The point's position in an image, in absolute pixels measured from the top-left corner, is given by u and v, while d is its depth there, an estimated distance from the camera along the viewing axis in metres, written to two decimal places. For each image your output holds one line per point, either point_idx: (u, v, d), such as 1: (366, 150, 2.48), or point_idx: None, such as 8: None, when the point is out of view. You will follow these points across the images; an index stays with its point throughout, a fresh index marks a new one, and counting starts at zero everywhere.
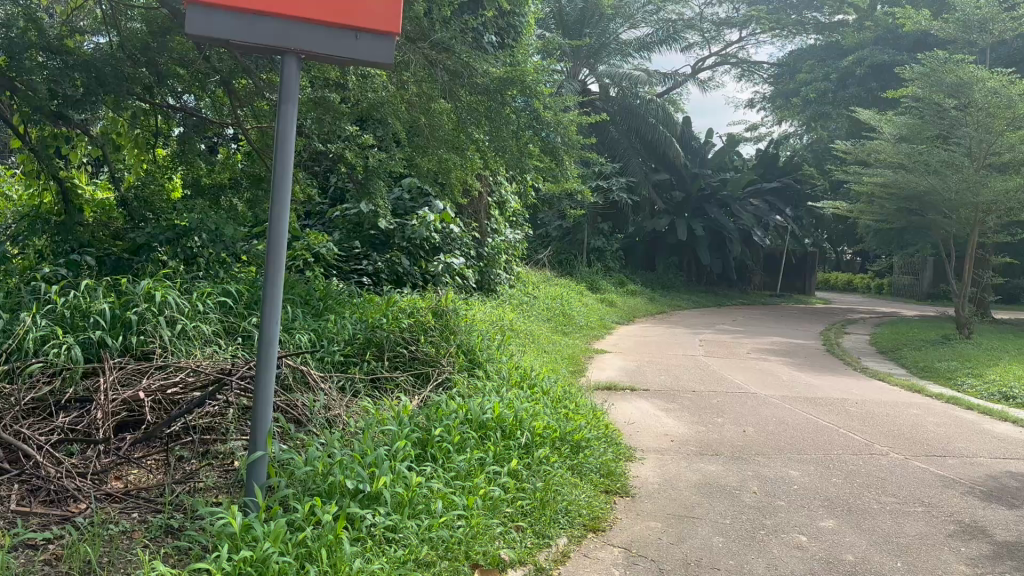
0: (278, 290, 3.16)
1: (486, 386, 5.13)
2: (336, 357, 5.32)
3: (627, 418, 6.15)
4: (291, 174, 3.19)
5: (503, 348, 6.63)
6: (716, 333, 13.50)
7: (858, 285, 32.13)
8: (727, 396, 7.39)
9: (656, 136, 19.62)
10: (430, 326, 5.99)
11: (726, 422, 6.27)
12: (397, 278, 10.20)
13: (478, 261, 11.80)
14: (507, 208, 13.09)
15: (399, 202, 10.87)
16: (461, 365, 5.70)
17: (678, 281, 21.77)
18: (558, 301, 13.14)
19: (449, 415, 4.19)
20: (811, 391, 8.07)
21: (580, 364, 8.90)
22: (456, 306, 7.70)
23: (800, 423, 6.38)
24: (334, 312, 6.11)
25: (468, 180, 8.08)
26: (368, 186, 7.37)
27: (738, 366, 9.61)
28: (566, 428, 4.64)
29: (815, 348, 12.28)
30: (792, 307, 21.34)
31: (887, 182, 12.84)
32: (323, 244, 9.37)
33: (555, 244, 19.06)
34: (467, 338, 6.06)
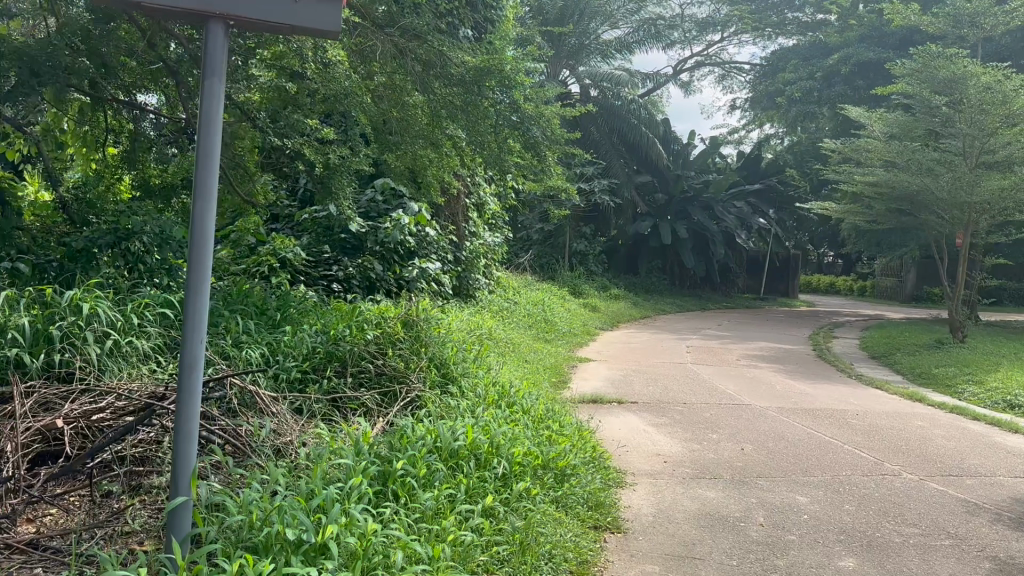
0: (204, 301, 2.62)
1: (460, 405, 4.60)
2: (293, 375, 4.77)
3: (615, 437, 5.65)
4: (218, 155, 2.62)
5: (480, 360, 6.09)
6: (703, 338, 13.04)
7: (841, 287, 31.84)
8: (720, 408, 6.90)
9: (638, 137, 19.16)
10: (399, 336, 5.44)
11: (722, 439, 5.78)
12: (369, 284, 9.69)
13: (455, 265, 11.28)
14: (486, 210, 12.55)
15: (371, 205, 10.33)
16: (433, 381, 5.16)
17: (662, 284, 21.36)
18: (539, 307, 12.62)
19: (415, 443, 3.66)
20: (810, 401, 7.59)
21: (563, 374, 8.40)
22: (430, 315, 7.16)
23: (802, 439, 5.90)
24: (293, 322, 5.56)
25: (444, 180, 7.54)
26: (328, 185, 6.57)
27: (729, 375, 9.13)
28: (548, 453, 4.12)
29: (805, 353, 11.84)
30: (778, 310, 20.97)
31: (878, 181, 12.46)
32: (290, 249, 8.96)
33: (536, 248, 18.59)
34: (441, 350, 5.51)
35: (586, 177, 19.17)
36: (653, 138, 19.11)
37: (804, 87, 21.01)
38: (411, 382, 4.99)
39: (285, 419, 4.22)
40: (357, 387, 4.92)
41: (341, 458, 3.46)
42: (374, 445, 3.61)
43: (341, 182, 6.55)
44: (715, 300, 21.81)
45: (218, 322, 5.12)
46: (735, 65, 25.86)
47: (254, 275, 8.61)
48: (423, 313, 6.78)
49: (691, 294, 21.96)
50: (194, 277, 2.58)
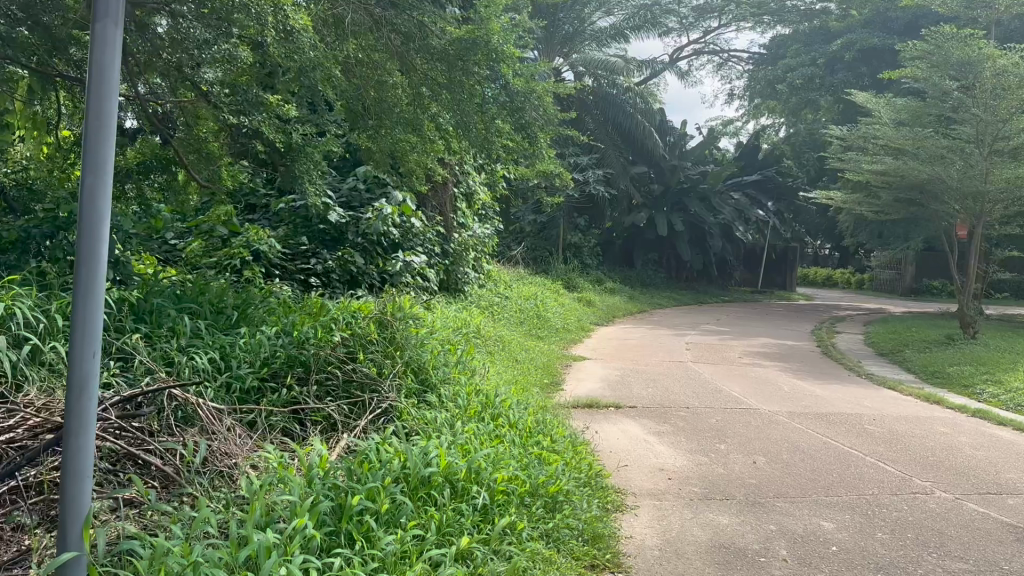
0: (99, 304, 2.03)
1: (436, 419, 4.03)
2: (247, 383, 4.20)
3: (613, 449, 5.09)
4: (116, 118, 2.02)
5: (464, 362, 5.52)
6: (702, 334, 12.48)
7: (838, 280, 31.32)
8: (726, 414, 6.34)
9: (633, 125, 18.56)
10: (372, 337, 4.86)
11: (732, 451, 5.23)
12: (351, 278, 9.10)
13: (443, 259, 10.65)
14: (476, 200, 11.93)
15: (353, 194, 9.72)
16: (408, 391, 4.59)
17: (657, 278, 20.80)
18: (532, 303, 12.02)
19: (378, 470, 3.08)
20: (822, 404, 7.04)
21: (557, 375, 7.83)
22: (411, 312, 6.59)
23: (819, 450, 5.34)
24: (254, 321, 4.96)
25: (428, 166, 6.95)
26: (292, 169, 6.31)
27: (733, 374, 8.57)
28: (537, 477, 3.54)
29: (809, 350, 11.31)
30: (777, 303, 20.43)
31: (886, 170, 11.92)
32: (265, 241, 8.44)
33: (529, 240, 18.00)
34: (419, 350, 4.94)
35: (580, 167, 18.81)
36: (649, 127, 18.54)
37: (806, 74, 20.48)
38: (378, 386, 4.42)
39: (229, 439, 3.66)
40: (320, 399, 4.34)
41: (288, 492, 2.88)
42: (330, 473, 3.04)
43: (304, 167, 6.27)
44: (712, 293, 21.24)
45: (164, 321, 4.50)
46: (732, 54, 25.32)
47: (227, 270, 8.07)
48: (402, 309, 6.20)
49: (688, 287, 21.40)
50: (81, 273, 1.98)
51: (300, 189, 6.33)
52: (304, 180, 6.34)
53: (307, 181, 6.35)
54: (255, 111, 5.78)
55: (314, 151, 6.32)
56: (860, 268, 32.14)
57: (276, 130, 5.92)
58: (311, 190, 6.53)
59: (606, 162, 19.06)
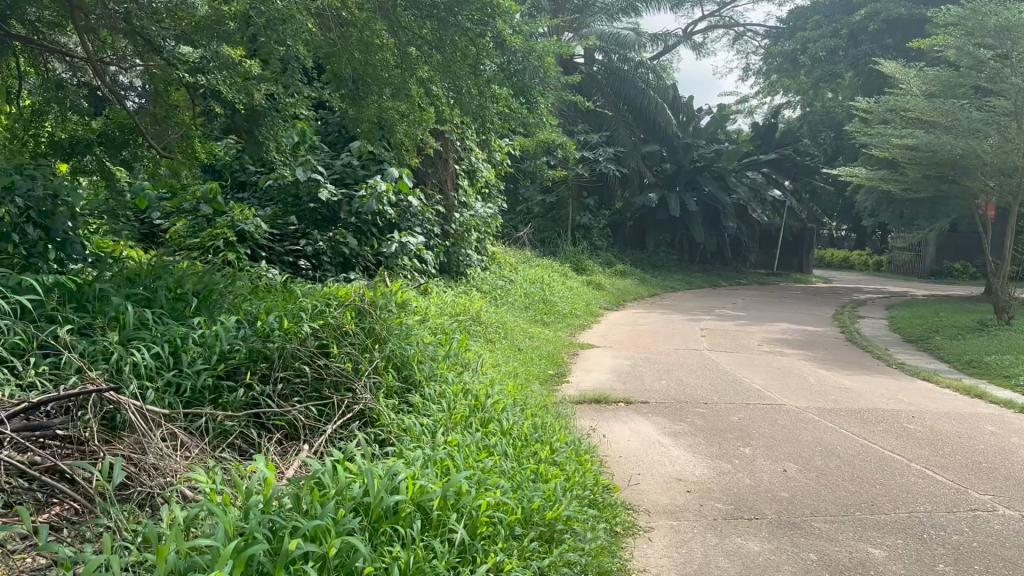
0: None
1: (415, 428, 3.43)
2: (199, 383, 3.62)
3: (623, 455, 4.49)
4: None
5: (455, 355, 4.92)
6: (718, 320, 11.83)
7: (854, 262, 30.49)
8: (748, 410, 5.72)
9: (647, 103, 17.96)
10: (351, 328, 4.27)
11: (758, 456, 4.62)
12: (343, 260, 8.57)
13: (443, 240, 10.02)
14: (479, 177, 11.25)
15: (347, 171, 9.08)
16: (387, 392, 3.99)
17: (670, 260, 20.10)
18: (537, 286, 11.38)
19: (331, 498, 2.48)
20: (851, 399, 6.41)
21: (562, 365, 7.25)
22: (400, 297, 5.99)
23: (858, 455, 4.72)
24: (216, 310, 4.36)
25: (419, 137, 6.31)
26: (254, 135, 5.84)
27: (752, 364, 7.93)
28: (531, 500, 2.92)
29: (832, 336, 10.66)
30: (793, 286, 19.73)
31: (915, 145, 11.15)
32: (251, 220, 7.91)
33: (537, 222, 17.36)
34: (402, 344, 4.35)
35: (591, 145, 18.01)
36: (663, 104, 17.94)
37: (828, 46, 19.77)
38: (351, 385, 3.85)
39: (165, 451, 3.05)
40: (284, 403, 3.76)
41: (213, 531, 2.30)
42: (271, 503, 2.45)
43: (269, 132, 5.85)
44: (726, 276, 20.54)
45: (108, 309, 3.91)
46: (748, 27, 24.40)
47: (209, 251, 7.54)
48: (387, 294, 5.62)
49: (700, 270, 20.72)
50: None
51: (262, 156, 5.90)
52: (268, 146, 5.90)
53: (272, 146, 5.94)
54: (213, 70, 5.22)
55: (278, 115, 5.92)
56: (878, 249, 31.32)
57: (241, 94, 5.44)
58: (275, 155, 6.13)
59: (617, 141, 18.33)
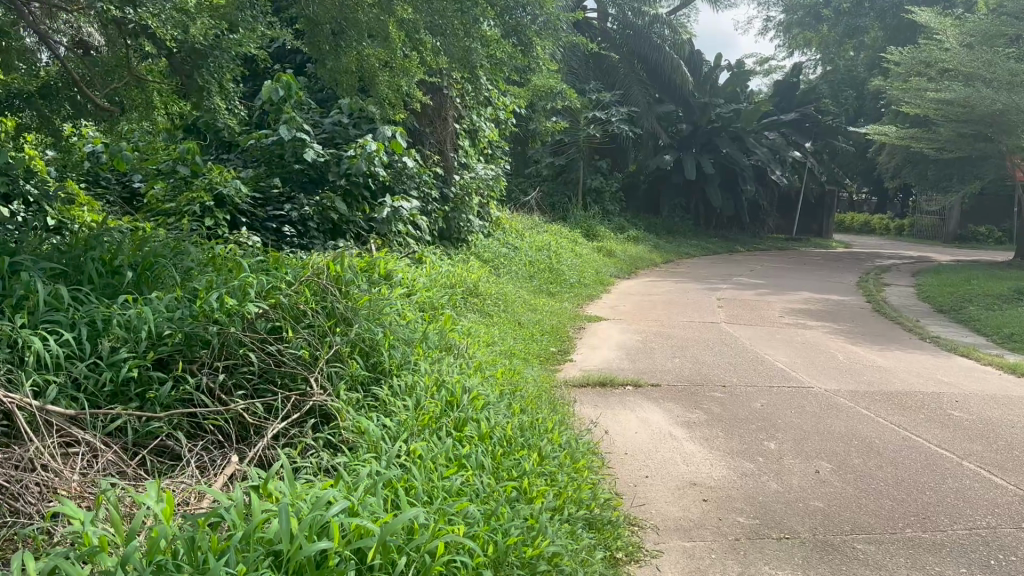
0: None
1: (374, 432, 2.83)
2: (119, 376, 3.05)
3: (628, 453, 3.89)
4: None
5: (439, 336, 4.32)
6: (737, 288, 11.15)
7: (875, 227, 29.47)
8: (771, 395, 5.10)
9: (663, 60, 17.32)
10: (311, 307, 3.68)
11: (785, 452, 4.02)
12: (331, 226, 7.90)
13: (441, 205, 9.36)
14: (481, 138, 10.55)
15: (335, 130, 8.41)
16: (348, 385, 3.40)
17: (685, 225, 19.25)
18: (544, 254, 10.72)
19: (233, 546, 1.87)
20: (885, 380, 5.77)
21: (566, 341, 6.65)
22: (379, 270, 5.35)
23: (900, 452, 4.09)
24: (158, 287, 3.78)
25: (406, 90, 5.66)
26: (195, 79, 5.04)
27: (774, 339, 7.27)
28: (507, 533, 2.31)
29: (859, 307, 9.96)
30: (813, 252, 18.97)
31: (952, 99, 10.37)
32: (230, 183, 7.30)
33: (546, 185, 16.64)
34: (372, 327, 3.74)
35: (603, 105, 17.01)
36: (679, 60, 17.24)
37: None
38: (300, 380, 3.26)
39: (61, 465, 2.52)
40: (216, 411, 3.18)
41: None
42: (156, 551, 1.86)
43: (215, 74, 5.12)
44: (744, 241, 19.74)
45: (19, 287, 3.34)
46: None
47: (183, 217, 6.91)
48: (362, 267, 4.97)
49: (717, 235, 19.90)
50: None
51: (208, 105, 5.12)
52: (211, 90, 5.09)
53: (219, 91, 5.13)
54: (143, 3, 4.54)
55: (227, 54, 5.14)
56: (900, 214, 30.39)
57: (176, 29, 4.74)
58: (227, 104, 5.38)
59: (631, 100, 17.41)
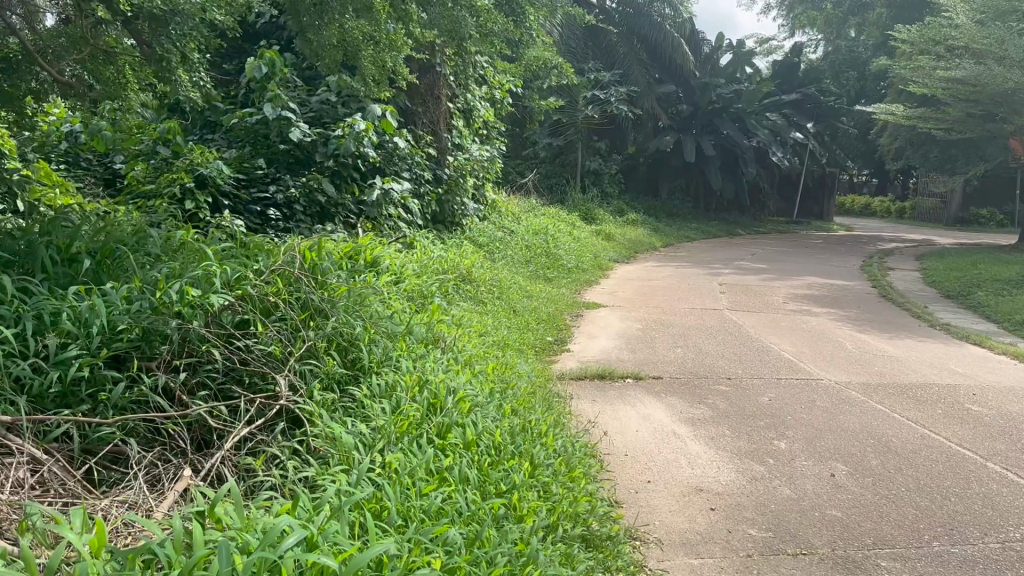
0: None
1: (346, 440, 2.54)
2: (66, 377, 2.77)
3: (628, 454, 3.61)
4: None
5: (427, 328, 4.01)
6: (739, 273, 10.85)
7: (876, 209, 29.12)
8: (780, 388, 4.82)
9: (663, 39, 16.97)
10: (283, 300, 3.38)
11: (798, 453, 3.74)
12: (319, 210, 7.58)
13: (434, 187, 9.03)
14: (476, 118, 10.21)
15: (323, 109, 8.08)
16: (322, 383, 3.11)
17: (685, 208, 18.92)
18: (540, 238, 10.41)
19: None
20: (899, 371, 5.48)
21: (562, 329, 6.37)
22: (361, 257, 5.04)
23: (922, 453, 3.79)
24: (118, 276, 3.48)
25: (393, 64, 5.35)
26: (156, 47, 4.60)
27: (780, 327, 6.98)
28: (491, 563, 2.02)
29: (865, 292, 9.68)
30: (814, 235, 18.63)
31: (963, 77, 10.06)
32: (212, 164, 6.97)
33: (544, 167, 16.31)
34: (350, 320, 3.44)
35: (601, 85, 16.65)
36: (680, 38, 16.90)
37: None
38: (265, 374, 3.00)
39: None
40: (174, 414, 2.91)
41: None
42: None
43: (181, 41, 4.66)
44: (744, 225, 19.41)
45: None
46: None
47: (164, 200, 6.60)
48: (343, 254, 4.67)
49: (717, 218, 19.58)
50: None
51: (168, 77, 4.63)
52: (173, 61, 4.63)
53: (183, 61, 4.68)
54: None
55: (191, 19, 4.68)
56: (902, 196, 30.04)
57: None
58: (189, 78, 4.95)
59: (630, 80, 17.03)
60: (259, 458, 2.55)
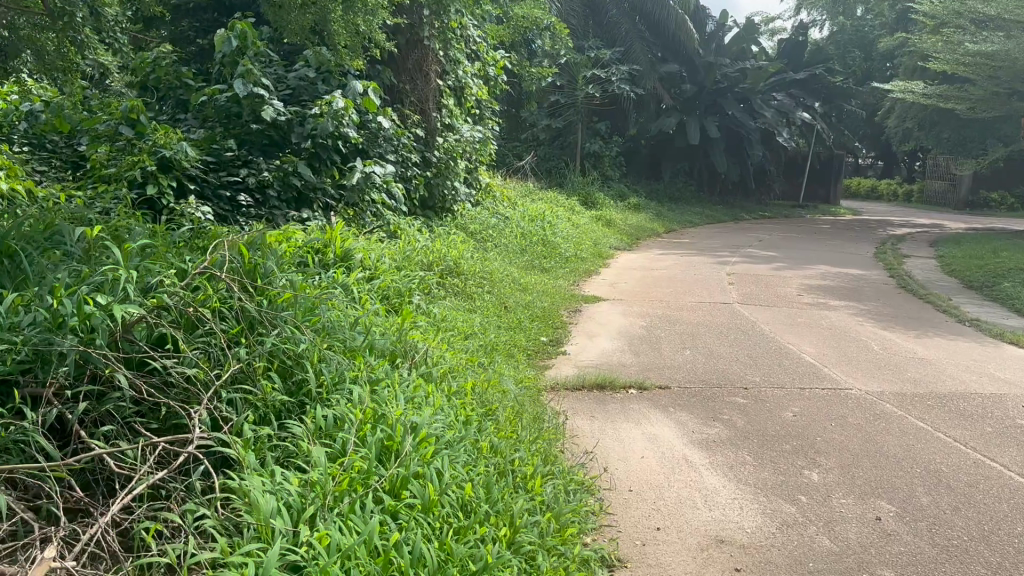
0: None
1: (267, 503, 1.95)
2: None
3: (633, 491, 3.03)
4: None
5: (396, 338, 3.42)
6: (748, 261, 10.26)
7: (882, 192, 28.44)
8: (805, 401, 4.23)
9: (665, 16, 16.24)
10: (212, 310, 2.77)
11: (834, 488, 3.15)
12: (295, 195, 6.94)
13: (422, 170, 8.42)
14: (468, 96, 9.56)
15: (300, 86, 7.46)
16: (256, 415, 2.52)
17: (689, 192, 18.24)
18: (537, 224, 9.79)
19: None
20: (935, 378, 4.88)
21: (557, 327, 5.79)
22: (322, 255, 4.44)
23: (980, 488, 3.21)
24: (16, 279, 2.84)
25: (367, 30, 4.77)
26: None
27: (796, 324, 6.39)
28: None
29: (882, 282, 9.11)
30: (822, 220, 18.02)
31: (990, 53, 9.49)
32: (177, 145, 6.28)
33: (542, 149, 15.69)
34: (296, 332, 2.83)
35: (603, 64, 15.89)
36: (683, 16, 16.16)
37: None
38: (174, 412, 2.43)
39: None
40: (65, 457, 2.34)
41: None
42: None
43: None
44: (749, 209, 18.77)
45: None
46: None
47: (120, 184, 5.92)
48: (296, 253, 4.05)
49: (721, 202, 18.92)
50: None
51: None
52: None
53: None
54: None
55: None
56: (908, 179, 29.41)
57: None
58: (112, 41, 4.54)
59: (632, 58, 16.31)
60: (154, 529, 1.99)
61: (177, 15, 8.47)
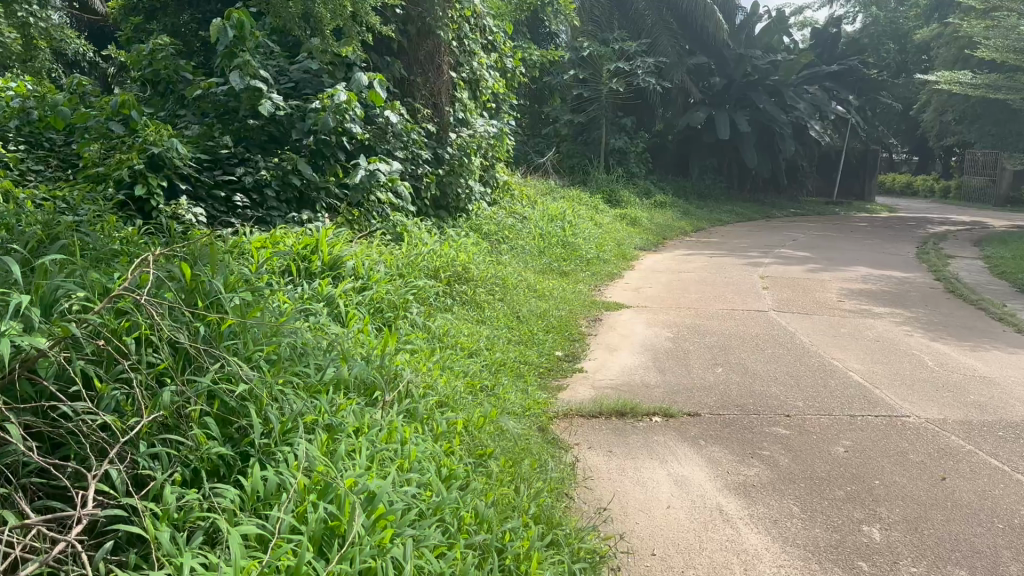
0: None
1: None
2: None
3: (657, 556, 2.49)
4: None
5: (376, 364, 2.91)
6: (783, 262, 9.65)
7: (918, 187, 27.48)
8: (856, 432, 3.67)
9: (694, 6, 15.59)
10: (140, 340, 2.29)
11: (901, 552, 2.60)
12: (296, 195, 6.44)
13: (433, 168, 7.91)
14: (483, 89, 9.05)
15: (302, 79, 7.00)
16: (186, 473, 2.04)
17: (719, 189, 17.56)
18: (556, 224, 9.25)
19: None
20: (1003, 402, 4.27)
21: (575, 338, 5.27)
22: (305, 267, 3.95)
23: None
24: None
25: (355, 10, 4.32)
26: None
27: (839, 335, 5.80)
28: None
29: (928, 285, 8.45)
30: (858, 217, 17.26)
31: None
32: (168, 142, 5.76)
33: (565, 145, 15.14)
34: (244, 367, 2.34)
35: (628, 56, 15.31)
36: (711, 5, 15.43)
37: None
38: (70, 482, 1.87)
39: None
40: None
41: None
42: None
43: None
44: (781, 206, 18.06)
45: None
46: None
47: (105, 185, 5.47)
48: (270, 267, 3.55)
49: (752, 199, 18.23)
50: None
51: None
52: None
53: None
54: None
55: None
56: (945, 174, 28.42)
57: None
58: None
59: (659, 50, 15.67)
60: None
61: (177, 6, 8.03)
